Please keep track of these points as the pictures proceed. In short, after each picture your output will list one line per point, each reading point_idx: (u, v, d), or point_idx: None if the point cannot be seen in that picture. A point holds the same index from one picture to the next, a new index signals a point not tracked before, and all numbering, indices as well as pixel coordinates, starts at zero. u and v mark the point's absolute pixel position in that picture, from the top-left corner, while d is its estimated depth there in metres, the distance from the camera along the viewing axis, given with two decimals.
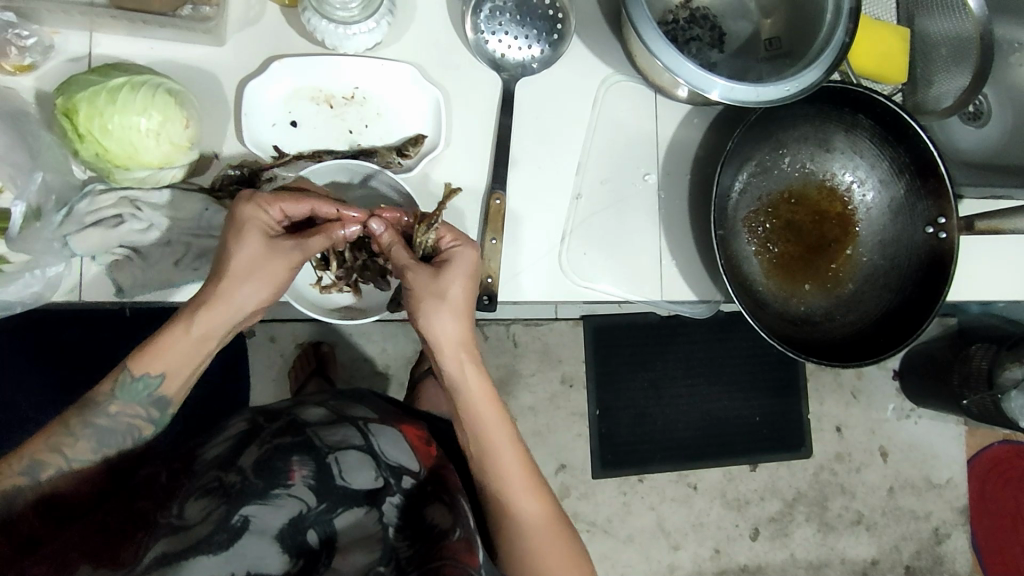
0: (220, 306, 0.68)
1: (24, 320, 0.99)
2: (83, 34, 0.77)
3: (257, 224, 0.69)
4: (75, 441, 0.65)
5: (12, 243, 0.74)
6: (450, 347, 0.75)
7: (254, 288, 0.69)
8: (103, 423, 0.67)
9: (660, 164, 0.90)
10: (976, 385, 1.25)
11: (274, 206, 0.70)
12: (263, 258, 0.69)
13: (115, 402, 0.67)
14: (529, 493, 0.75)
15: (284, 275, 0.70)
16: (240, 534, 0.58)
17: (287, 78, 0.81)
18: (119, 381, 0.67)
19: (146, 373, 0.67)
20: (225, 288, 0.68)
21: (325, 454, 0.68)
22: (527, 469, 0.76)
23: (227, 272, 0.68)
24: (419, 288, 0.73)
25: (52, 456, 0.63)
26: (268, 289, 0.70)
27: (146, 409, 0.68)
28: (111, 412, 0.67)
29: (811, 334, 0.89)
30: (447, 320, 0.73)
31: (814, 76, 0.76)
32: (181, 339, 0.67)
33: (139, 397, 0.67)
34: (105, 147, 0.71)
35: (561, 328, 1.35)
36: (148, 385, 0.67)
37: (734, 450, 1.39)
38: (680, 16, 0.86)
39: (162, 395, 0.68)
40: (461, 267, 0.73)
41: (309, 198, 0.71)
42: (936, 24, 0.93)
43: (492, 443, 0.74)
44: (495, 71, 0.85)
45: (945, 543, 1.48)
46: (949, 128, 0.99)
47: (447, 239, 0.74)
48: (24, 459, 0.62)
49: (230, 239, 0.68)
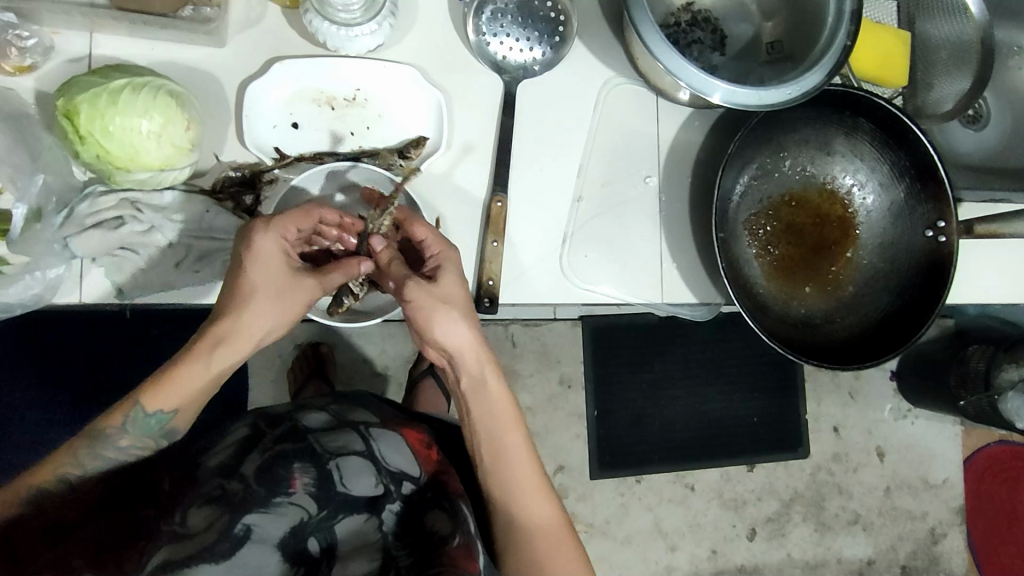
0: (239, 345, 0.66)
1: (24, 321, 1.00)
2: (84, 34, 0.77)
3: (277, 250, 0.68)
4: (82, 469, 0.63)
5: (12, 245, 0.73)
6: (471, 349, 0.74)
7: (275, 315, 0.67)
8: (111, 456, 0.64)
9: (661, 168, 0.90)
10: (973, 386, 1.25)
11: (291, 230, 0.69)
12: (288, 296, 0.68)
13: (126, 436, 0.64)
14: (535, 493, 0.75)
15: (302, 307, 0.70)
16: (242, 544, 0.59)
17: (288, 80, 0.81)
18: (130, 417, 0.63)
19: (159, 411, 0.64)
20: (247, 319, 0.66)
21: (327, 460, 0.67)
22: (536, 473, 0.76)
23: (250, 301, 0.66)
24: (422, 301, 0.71)
25: (55, 485, 0.61)
26: (284, 323, 0.69)
27: (155, 440, 0.66)
28: (121, 446, 0.64)
29: (812, 339, 0.89)
30: (458, 327, 0.73)
31: (816, 81, 0.76)
32: (198, 373, 0.65)
33: (150, 431, 0.65)
34: (106, 149, 0.71)
35: (560, 328, 1.35)
36: (161, 420, 0.64)
37: (732, 451, 1.39)
38: (682, 19, 0.86)
39: (175, 427, 0.66)
40: (451, 269, 0.74)
41: (316, 207, 0.72)
42: (935, 26, 0.93)
43: (506, 443, 0.75)
44: (497, 73, 0.85)
45: (941, 543, 1.49)
46: (949, 131, 0.99)
47: (430, 242, 0.75)
48: (28, 490, 0.60)
49: (246, 264, 0.66)
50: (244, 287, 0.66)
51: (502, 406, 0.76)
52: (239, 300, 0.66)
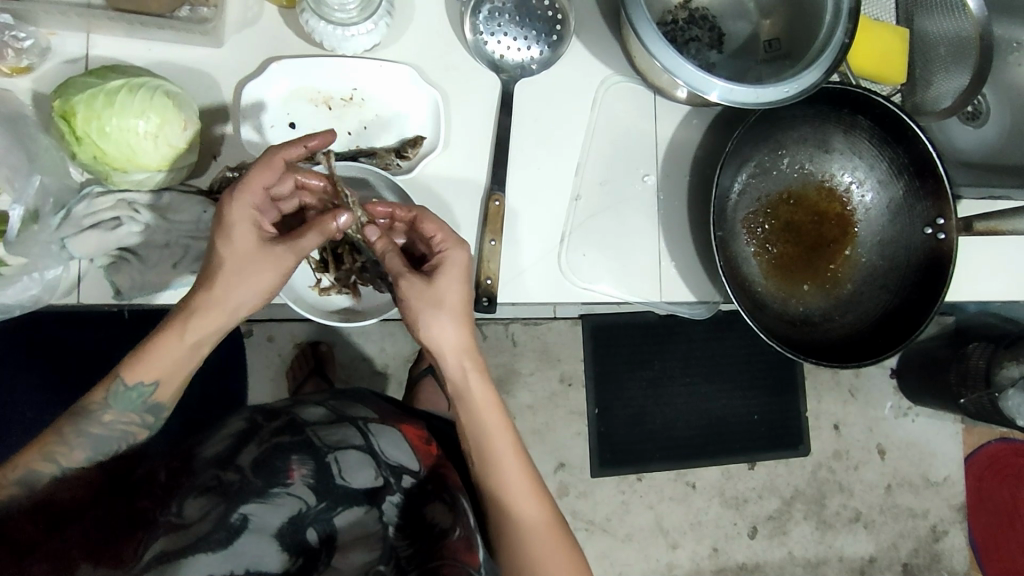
0: (215, 314, 0.69)
1: (20, 322, 1.00)
2: (81, 35, 0.77)
3: (244, 220, 0.68)
4: (70, 449, 0.65)
5: (11, 247, 0.73)
6: (453, 353, 0.75)
7: (246, 290, 0.69)
8: (99, 432, 0.67)
9: (659, 166, 0.90)
10: (974, 383, 1.25)
11: (254, 189, 0.68)
12: (255, 265, 0.69)
13: (110, 410, 0.68)
14: (527, 493, 0.75)
15: (274, 278, 0.70)
16: (239, 533, 0.59)
17: (285, 80, 0.81)
18: (112, 390, 0.68)
19: (140, 383, 0.68)
20: (217, 292, 0.68)
21: (325, 453, 0.68)
22: (529, 473, 0.76)
23: (218, 274, 0.68)
24: (417, 299, 0.72)
25: (46, 465, 0.63)
26: (260, 294, 0.70)
27: (141, 416, 0.70)
28: (106, 421, 0.68)
29: (811, 336, 0.89)
30: (445, 326, 0.73)
31: (815, 77, 0.76)
32: (175, 345, 0.68)
33: (132, 405, 0.69)
34: (103, 150, 0.71)
35: (560, 327, 1.36)
36: (142, 393, 0.69)
37: (733, 449, 1.39)
38: (679, 17, 0.85)
39: (156, 402, 0.70)
40: (452, 273, 0.73)
41: (278, 160, 0.69)
42: (933, 23, 0.93)
43: (495, 446, 0.75)
44: (495, 72, 0.85)
45: (942, 541, 1.48)
46: (949, 128, 0.99)
47: (438, 239, 0.74)
48: (19, 468, 0.62)
49: (218, 238, 0.68)
50: (218, 256, 0.68)
51: (490, 414, 0.76)
52: (211, 273, 0.69)
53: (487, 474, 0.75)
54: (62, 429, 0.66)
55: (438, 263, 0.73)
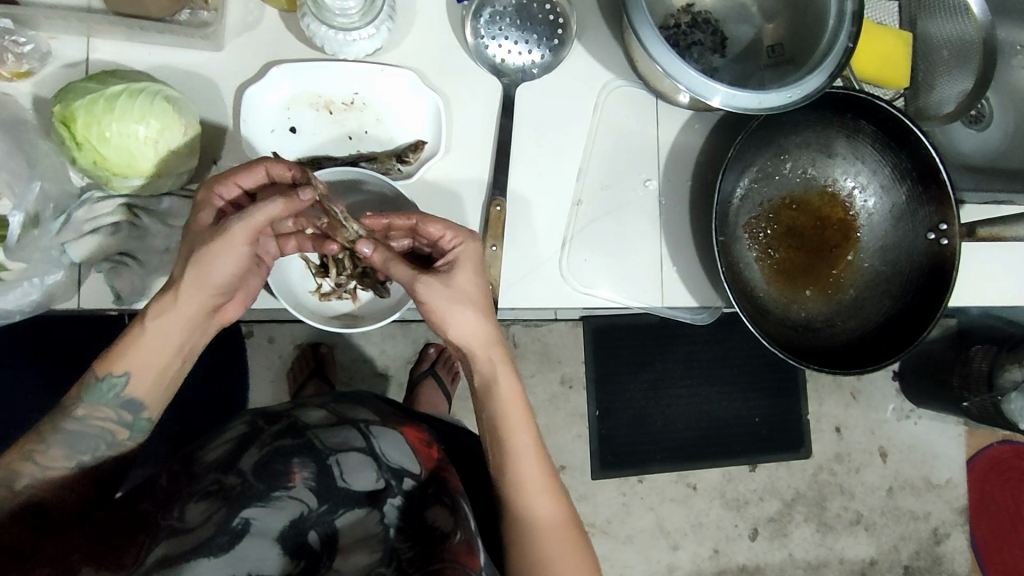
0: (171, 300, 0.66)
1: (27, 325, 1.01)
2: (81, 39, 0.77)
3: (214, 209, 0.69)
4: (47, 447, 0.65)
5: (11, 252, 0.74)
6: (481, 346, 0.74)
7: (197, 267, 0.65)
8: (73, 428, 0.66)
9: (660, 171, 0.89)
10: (976, 386, 1.24)
11: (229, 182, 0.69)
12: (211, 246, 0.65)
13: (83, 405, 0.67)
14: (543, 491, 0.74)
15: (219, 254, 0.65)
16: (241, 537, 0.59)
17: (286, 84, 0.81)
18: (84, 385, 0.66)
19: (110, 374, 0.66)
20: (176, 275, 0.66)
21: (326, 456, 0.67)
22: (547, 474, 0.75)
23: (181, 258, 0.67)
24: (437, 298, 0.71)
25: (25, 465, 0.63)
26: (210, 271, 0.66)
27: (116, 412, 0.67)
28: (79, 416, 0.67)
29: (811, 342, 0.88)
30: (466, 317, 0.72)
31: (819, 82, 0.75)
32: (139, 334, 0.66)
33: (105, 399, 0.67)
34: (103, 155, 0.71)
35: (560, 329, 1.36)
36: (113, 385, 0.66)
37: (733, 451, 1.39)
38: (682, 21, 0.85)
39: (131, 396, 0.67)
40: (468, 267, 0.73)
41: (259, 163, 0.69)
42: (938, 27, 0.93)
43: (512, 445, 0.73)
44: (496, 76, 0.85)
45: (944, 544, 1.48)
46: (953, 132, 0.99)
47: (450, 237, 0.74)
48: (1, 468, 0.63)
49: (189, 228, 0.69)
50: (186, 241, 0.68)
51: (511, 415, 0.74)
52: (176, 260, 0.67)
53: (502, 475, 0.74)
54: (41, 428, 0.66)
55: (452, 260, 0.73)
